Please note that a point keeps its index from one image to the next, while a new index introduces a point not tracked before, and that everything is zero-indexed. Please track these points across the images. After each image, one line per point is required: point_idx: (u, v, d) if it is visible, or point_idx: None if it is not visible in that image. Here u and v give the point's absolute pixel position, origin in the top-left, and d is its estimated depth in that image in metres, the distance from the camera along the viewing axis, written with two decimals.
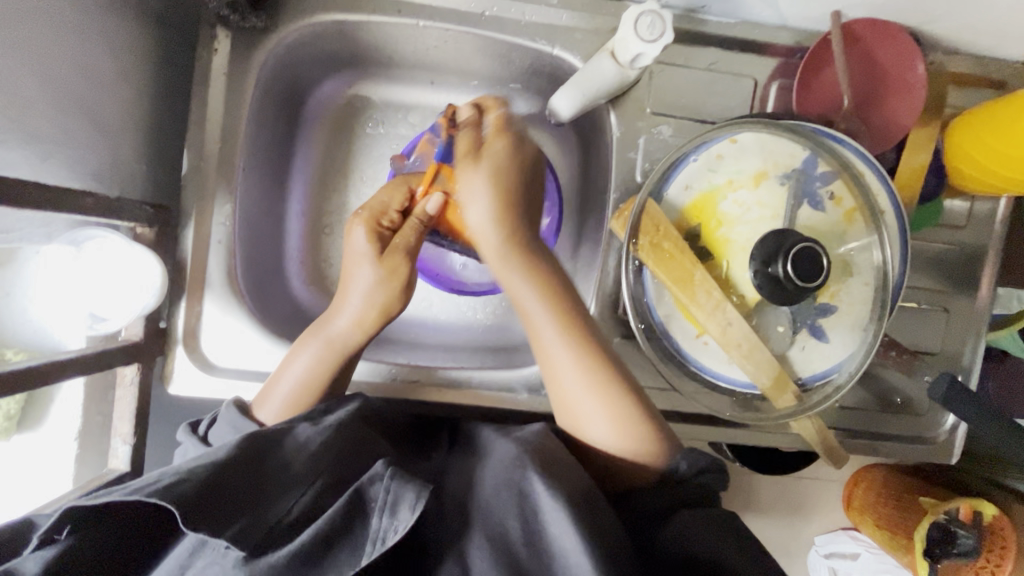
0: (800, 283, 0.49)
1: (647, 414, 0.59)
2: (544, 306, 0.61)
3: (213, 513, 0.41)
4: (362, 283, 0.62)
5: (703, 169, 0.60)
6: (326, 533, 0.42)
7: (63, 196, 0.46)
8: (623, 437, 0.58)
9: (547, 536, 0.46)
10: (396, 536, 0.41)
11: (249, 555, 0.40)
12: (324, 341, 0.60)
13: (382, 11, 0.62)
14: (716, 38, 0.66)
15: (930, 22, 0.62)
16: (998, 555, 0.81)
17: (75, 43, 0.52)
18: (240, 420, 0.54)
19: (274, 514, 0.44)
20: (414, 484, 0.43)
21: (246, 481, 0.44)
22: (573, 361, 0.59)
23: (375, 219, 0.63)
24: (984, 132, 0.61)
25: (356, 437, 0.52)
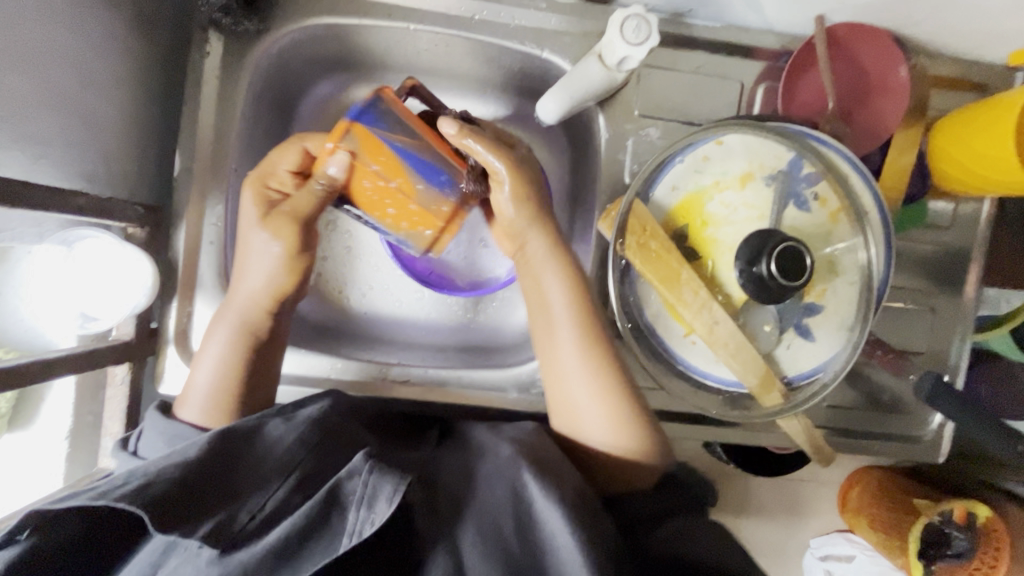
0: (783, 283, 0.50)
1: (639, 412, 0.60)
2: (567, 285, 0.62)
3: (184, 513, 0.42)
4: (260, 254, 0.60)
5: (690, 171, 0.61)
6: (303, 527, 0.43)
7: (56, 196, 0.47)
8: (620, 434, 0.59)
9: (539, 535, 0.47)
10: (373, 528, 0.42)
11: (223, 551, 0.42)
12: (233, 327, 0.59)
13: (373, 15, 0.63)
14: (703, 42, 0.67)
15: (912, 26, 0.63)
16: (992, 556, 0.79)
17: (69, 46, 0.53)
18: (175, 433, 0.53)
19: (248, 510, 0.44)
20: (392, 477, 0.44)
21: (220, 477, 0.45)
22: (578, 356, 0.60)
23: (262, 181, 0.61)
24: (965, 135, 0.63)
25: (332, 432, 0.52)
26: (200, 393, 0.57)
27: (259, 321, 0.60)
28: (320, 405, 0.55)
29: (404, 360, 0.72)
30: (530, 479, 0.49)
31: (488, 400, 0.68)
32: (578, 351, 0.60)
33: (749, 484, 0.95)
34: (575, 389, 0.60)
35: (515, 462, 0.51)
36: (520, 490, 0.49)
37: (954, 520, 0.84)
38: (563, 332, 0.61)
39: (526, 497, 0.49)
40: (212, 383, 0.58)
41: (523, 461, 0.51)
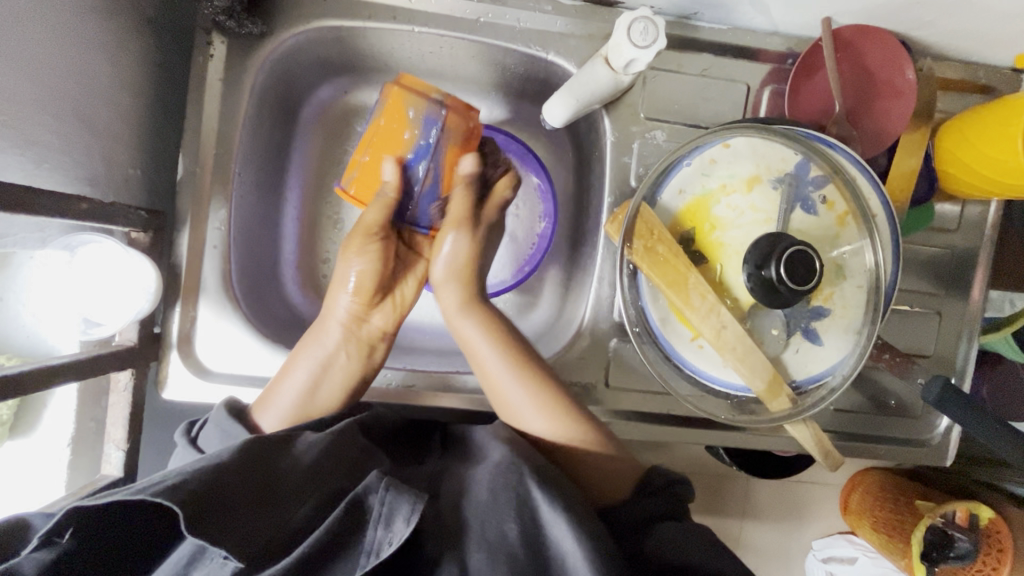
0: (795, 287, 0.50)
1: (569, 398, 0.62)
2: (490, 334, 0.64)
3: (217, 520, 0.41)
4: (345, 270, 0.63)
5: (697, 174, 0.60)
6: (324, 545, 0.43)
7: (58, 200, 0.46)
8: (551, 417, 0.61)
9: (546, 540, 0.46)
10: (390, 548, 0.42)
11: (246, 567, 0.41)
12: (320, 354, 0.60)
13: (377, 17, 0.63)
14: (709, 44, 0.66)
15: (918, 28, 0.63)
16: (995, 559, 0.80)
17: (72, 48, 0.52)
18: (231, 426, 0.54)
19: (278, 524, 0.44)
20: (409, 495, 0.44)
21: (249, 487, 0.44)
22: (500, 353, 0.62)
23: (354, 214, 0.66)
24: (973, 137, 0.62)
25: (353, 446, 0.52)
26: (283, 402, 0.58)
27: (338, 338, 0.62)
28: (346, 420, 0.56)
29: (409, 364, 0.72)
30: (532, 484, 0.49)
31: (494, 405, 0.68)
32: (508, 367, 0.62)
33: (754, 487, 0.95)
34: (513, 402, 0.61)
35: (516, 466, 0.51)
36: (523, 496, 0.48)
37: (957, 522, 0.84)
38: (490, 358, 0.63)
39: (531, 504, 0.48)
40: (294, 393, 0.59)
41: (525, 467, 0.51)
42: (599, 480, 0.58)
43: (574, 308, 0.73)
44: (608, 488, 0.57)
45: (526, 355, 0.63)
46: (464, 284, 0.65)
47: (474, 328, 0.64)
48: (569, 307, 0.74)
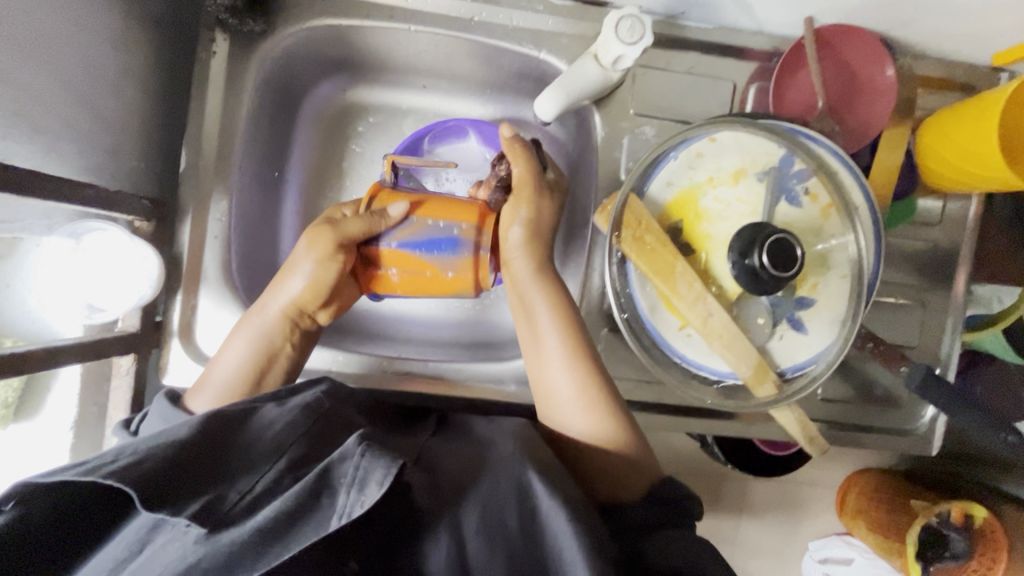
0: (776, 273, 0.51)
1: (616, 403, 0.61)
2: (551, 304, 0.63)
3: (175, 493, 0.43)
4: (296, 288, 0.60)
5: (684, 167, 0.62)
6: (291, 509, 0.43)
7: (64, 187, 0.48)
8: (597, 425, 0.60)
9: (546, 534, 0.47)
10: (362, 510, 0.43)
11: (210, 530, 0.42)
12: (256, 329, 0.60)
13: (374, 16, 0.65)
14: (696, 43, 0.68)
15: (898, 27, 0.65)
16: (991, 557, 0.81)
17: (80, 43, 0.55)
18: (172, 412, 0.53)
19: (236, 491, 0.45)
20: (383, 461, 0.44)
21: (208, 457, 0.46)
22: (563, 366, 0.61)
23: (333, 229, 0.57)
24: (952, 132, 0.64)
25: (324, 418, 0.52)
26: (219, 379, 0.59)
27: (276, 317, 0.60)
28: (316, 390, 0.55)
29: (405, 354, 0.74)
30: (534, 477, 0.50)
31: (486, 393, 0.70)
32: (561, 347, 0.62)
33: (745, 482, 0.96)
34: (558, 389, 0.62)
35: (521, 462, 0.52)
36: (524, 489, 0.50)
37: (952, 521, 0.84)
38: (547, 335, 0.62)
39: (531, 495, 0.50)
40: (233, 369, 0.59)
41: (529, 464, 0.52)
42: (621, 484, 0.58)
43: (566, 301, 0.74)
44: (625, 481, 0.58)
45: (580, 339, 0.62)
46: (538, 264, 0.63)
47: (541, 299, 0.63)
48: None
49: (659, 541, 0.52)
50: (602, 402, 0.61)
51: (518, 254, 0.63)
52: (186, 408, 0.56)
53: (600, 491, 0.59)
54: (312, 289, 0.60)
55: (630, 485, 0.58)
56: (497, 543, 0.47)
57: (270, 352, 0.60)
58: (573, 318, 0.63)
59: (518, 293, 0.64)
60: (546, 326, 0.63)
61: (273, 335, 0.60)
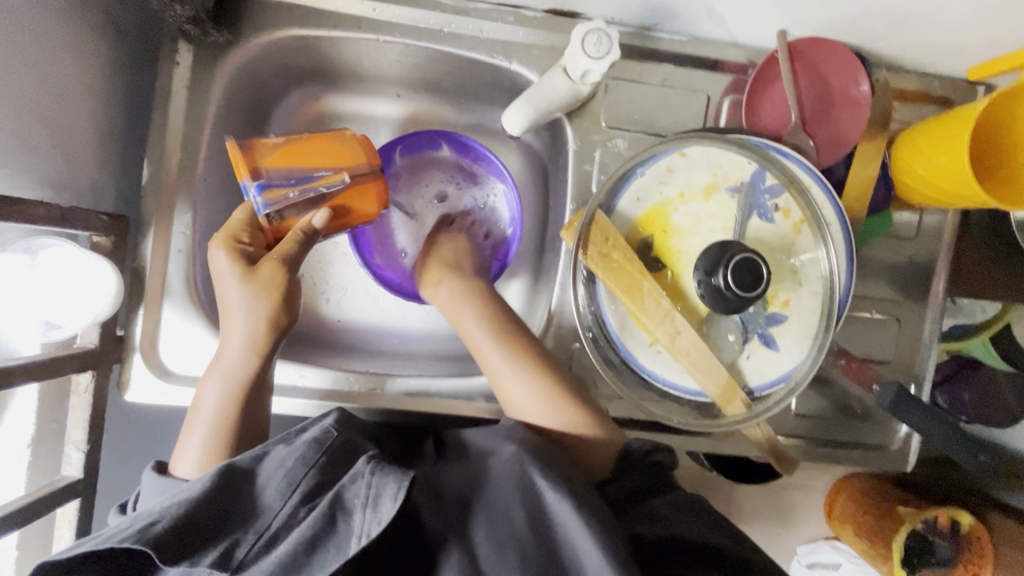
0: (741, 293, 0.51)
1: (567, 387, 0.63)
2: (487, 321, 0.66)
3: (195, 544, 0.44)
4: (237, 301, 0.59)
5: (654, 182, 0.62)
6: (309, 536, 0.44)
7: (16, 205, 0.47)
8: (554, 414, 0.62)
9: (550, 525, 0.46)
10: (379, 528, 0.43)
11: (233, 573, 0.43)
12: (219, 373, 0.59)
13: (342, 26, 0.64)
14: (669, 54, 0.68)
15: (872, 40, 0.64)
16: (976, 564, 0.81)
17: (35, 57, 0.54)
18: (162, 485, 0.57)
19: (255, 530, 0.45)
20: (393, 475, 0.45)
21: (224, 505, 0.46)
22: (511, 372, 0.63)
23: (233, 237, 0.59)
24: (926, 148, 0.63)
25: (335, 446, 0.51)
26: (199, 430, 0.59)
27: (236, 353, 0.59)
28: (324, 421, 0.54)
29: (375, 368, 0.73)
30: (534, 471, 0.49)
31: (456, 408, 0.69)
32: (505, 360, 0.64)
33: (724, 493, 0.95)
34: (519, 398, 0.63)
35: (519, 457, 0.51)
36: (528, 484, 0.49)
37: (938, 527, 0.83)
38: (489, 356, 0.64)
39: (534, 492, 0.48)
40: (213, 412, 0.59)
41: (527, 458, 0.51)
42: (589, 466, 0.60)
43: (540, 313, 0.74)
44: (593, 462, 0.60)
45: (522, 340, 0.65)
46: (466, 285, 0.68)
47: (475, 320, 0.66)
48: (535, 313, 0.75)
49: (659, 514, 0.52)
50: (552, 390, 0.62)
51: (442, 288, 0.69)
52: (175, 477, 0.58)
53: (592, 470, 0.59)
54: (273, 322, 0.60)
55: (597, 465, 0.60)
56: (509, 546, 0.45)
57: (248, 395, 0.59)
58: (507, 323, 0.66)
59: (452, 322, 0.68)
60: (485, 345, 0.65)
61: (239, 378, 0.59)
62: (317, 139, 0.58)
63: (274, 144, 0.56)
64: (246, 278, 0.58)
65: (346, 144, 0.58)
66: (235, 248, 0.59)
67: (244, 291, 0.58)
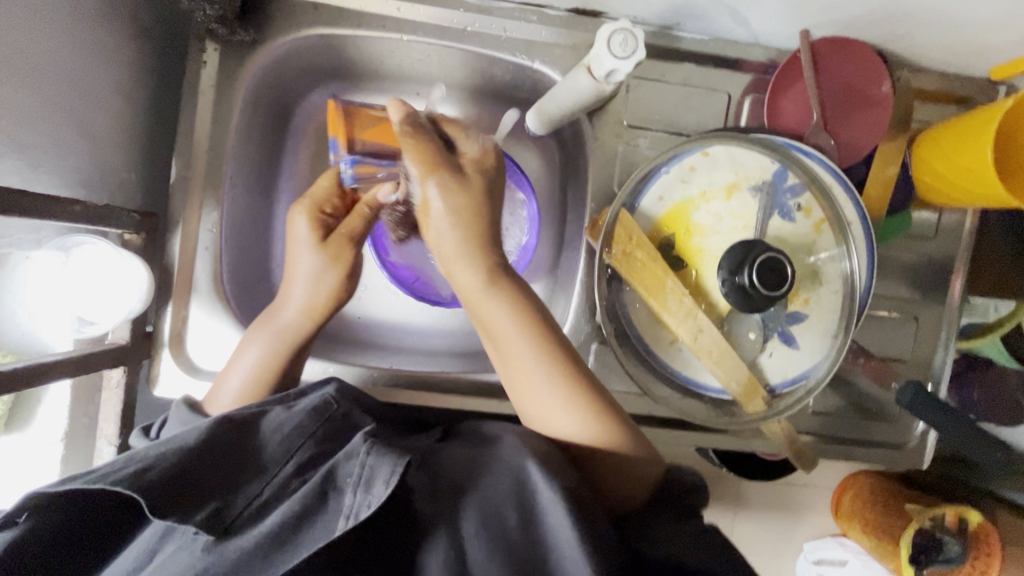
0: (765, 292, 0.51)
1: (596, 392, 0.57)
2: (520, 321, 0.58)
3: (180, 501, 0.42)
4: (306, 269, 0.65)
5: (676, 181, 0.62)
6: (298, 512, 0.43)
7: (54, 204, 0.48)
8: (581, 417, 0.56)
9: (544, 529, 0.44)
10: (368, 511, 0.42)
11: (218, 538, 0.42)
12: (271, 333, 0.62)
13: (366, 25, 0.64)
14: (691, 54, 0.68)
15: (894, 41, 0.65)
16: (984, 562, 0.82)
17: (68, 57, 0.54)
18: (190, 417, 0.55)
19: (244, 497, 0.44)
20: (389, 458, 0.44)
21: (214, 464, 0.45)
22: (528, 347, 0.57)
23: (316, 207, 0.65)
24: (948, 149, 0.63)
25: (333, 418, 0.51)
26: (233, 379, 0.60)
27: (294, 317, 0.63)
28: (323, 393, 0.55)
29: (396, 365, 0.74)
30: (532, 466, 0.47)
31: (476, 404, 0.70)
32: (540, 366, 0.57)
33: (740, 490, 0.95)
34: (551, 409, 0.56)
35: (518, 451, 0.49)
36: (522, 481, 0.47)
37: (946, 525, 0.85)
38: (504, 325, 0.58)
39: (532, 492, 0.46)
40: (254, 367, 0.61)
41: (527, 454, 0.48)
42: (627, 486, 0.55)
43: (559, 311, 0.75)
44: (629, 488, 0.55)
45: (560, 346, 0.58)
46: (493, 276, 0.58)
47: (508, 318, 0.58)
48: (554, 310, 0.75)
49: (665, 538, 0.50)
50: (576, 384, 0.56)
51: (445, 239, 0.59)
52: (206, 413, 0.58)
53: (629, 501, 0.54)
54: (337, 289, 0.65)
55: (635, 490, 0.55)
56: (500, 545, 0.44)
57: (295, 353, 0.63)
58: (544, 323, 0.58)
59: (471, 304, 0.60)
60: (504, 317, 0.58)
61: (290, 339, 0.63)
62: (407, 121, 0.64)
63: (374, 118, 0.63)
64: (321, 247, 0.65)
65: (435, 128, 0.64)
66: (316, 214, 0.66)
67: (315, 258, 0.65)
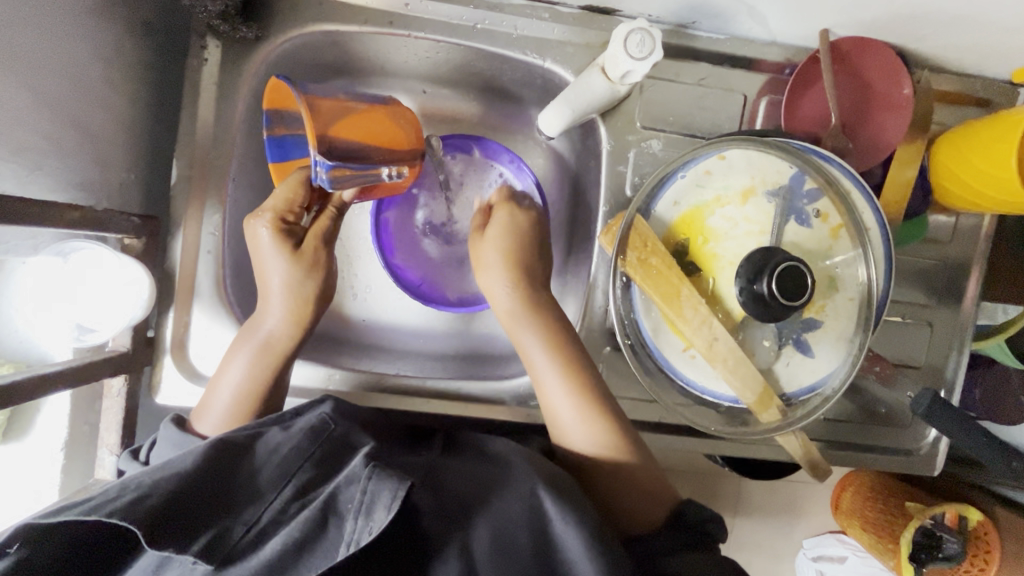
0: (785, 302, 0.50)
1: (618, 417, 0.61)
2: (551, 348, 0.62)
3: (179, 529, 0.42)
4: (277, 280, 0.61)
5: (692, 185, 0.60)
6: (298, 538, 0.42)
7: (52, 211, 0.47)
8: (599, 439, 0.60)
9: (559, 553, 0.45)
10: (369, 537, 0.41)
11: (218, 566, 0.41)
12: (255, 345, 0.60)
13: (372, 22, 0.62)
14: (706, 53, 0.66)
15: (916, 41, 0.63)
16: (982, 560, 0.82)
17: (65, 56, 0.52)
18: (182, 438, 0.54)
19: (243, 522, 0.43)
20: (390, 482, 0.43)
21: (214, 489, 0.44)
22: (558, 376, 0.61)
23: (281, 217, 0.60)
24: (969, 151, 0.62)
25: (332, 438, 0.50)
26: (222, 396, 0.58)
27: (277, 324, 0.60)
28: (322, 411, 0.53)
29: (402, 370, 0.72)
30: (547, 496, 0.47)
31: (484, 411, 0.68)
32: (563, 385, 0.61)
33: (747, 492, 0.95)
34: (568, 423, 0.61)
35: (531, 476, 0.49)
36: (536, 506, 0.47)
37: (946, 523, 0.84)
38: (539, 359, 0.62)
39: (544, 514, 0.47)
40: (242, 382, 0.59)
41: (539, 478, 0.49)
42: (637, 510, 0.57)
43: (568, 316, 0.73)
44: (644, 514, 0.56)
45: (581, 368, 0.61)
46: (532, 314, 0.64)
47: (538, 349, 0.62)
48: (564, 314, 0.74)
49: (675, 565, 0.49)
50: (600, 409, 0.60)
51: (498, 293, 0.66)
52: (195, 433, 0.57)
53: (642, 524, 0.55)
54: (321, 289, 0.63)
55: (646, 515, 0.56)
56: (510, 563, 0.44)
57: (279, 365, 0.60)
58: (565, 344, 0.62)
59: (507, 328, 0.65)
60: (537, 350, 0.63)
61: (278, 349, 0.60)
62: (371, 115, 0.58)
63: (336, 111, 0.55)
64: (294, 258, 0.60)
65: (391, 123, 0.59)
66: (281, 224, 0.60)
67: (288, 271, 0.61)
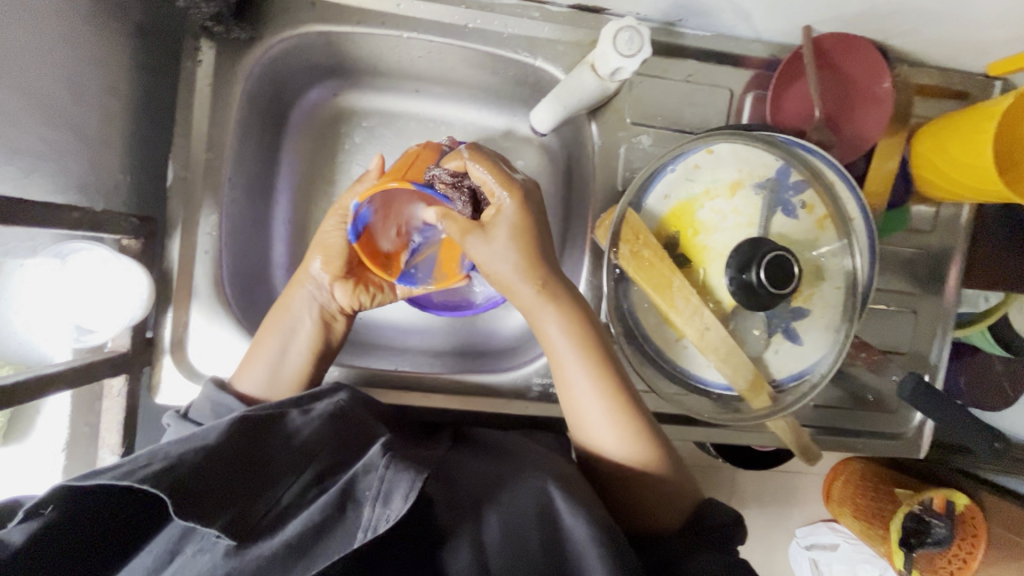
0: (773, 290, 0.51)
1: (644, 419, 0.57)
2: (569, 330, 0.57)
3: (206, 504, 0.41)
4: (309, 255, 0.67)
5: (681, 179, 0.62)
6: (318, 523, 0.42)
7: (52, 211, 0.47)
8: (630, 445, 0.56)
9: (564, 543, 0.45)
10: (386, 526, 0.41)
11: (239, 544, 0.41)
12: (288, 330, 0.62)
13: (365, 22, 0.63)
14: (693, 50, 0.68)
15: (896, 36, 0.65)
16: (970, 543, 0.82)
17: (59, 61, 0.53)
18: (218, 397, 0.56)
19: (265, 504, 0.44)
20: (407, 472, 0.43)
21: (239, 472, 0.44)
22: (584, 371, 0.56)
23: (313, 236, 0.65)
24: (946, 142, 0.64)
25: (348, 424, 0.52)
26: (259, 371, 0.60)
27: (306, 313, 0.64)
28: (337, 398, 0.54)
29: (402, 367, 0.74)
30: (556, 493, 0.48)
31: (486, 404, 0.69)
32: (589, 375, 0.56)
33: (741, 482, 0.97)
34: (590, 411, 0.56)
35: (542, 475, 0.50)
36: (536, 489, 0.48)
37: (933, 508, 0.85)
38: (569, 363, 0.57)
39: (553, 514, 0.47)
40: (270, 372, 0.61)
41: (549, 476, 0.50)
42: (650, 513, 0.56)
43: None
44: (655, 513, 0.55)
45: (602, 352, 0.57)
46: (538, 281, 0.56)
47: (558, 332, 0.57)
48: None
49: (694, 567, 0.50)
50: (630, 413, 0.56)
51: (516, 284, 0.56)
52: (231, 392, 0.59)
53: (656, 527, 0.55)
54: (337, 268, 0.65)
55: (659, 520, 0.55)
56: (519, 555, 0.44)
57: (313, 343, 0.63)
58: (588, 323, 0.57)
59: (525, 313, 0.58)
60: (562, 346, 0.57)
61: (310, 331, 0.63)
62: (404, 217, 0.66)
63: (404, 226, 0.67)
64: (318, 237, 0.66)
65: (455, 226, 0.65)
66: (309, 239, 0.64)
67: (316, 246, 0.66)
